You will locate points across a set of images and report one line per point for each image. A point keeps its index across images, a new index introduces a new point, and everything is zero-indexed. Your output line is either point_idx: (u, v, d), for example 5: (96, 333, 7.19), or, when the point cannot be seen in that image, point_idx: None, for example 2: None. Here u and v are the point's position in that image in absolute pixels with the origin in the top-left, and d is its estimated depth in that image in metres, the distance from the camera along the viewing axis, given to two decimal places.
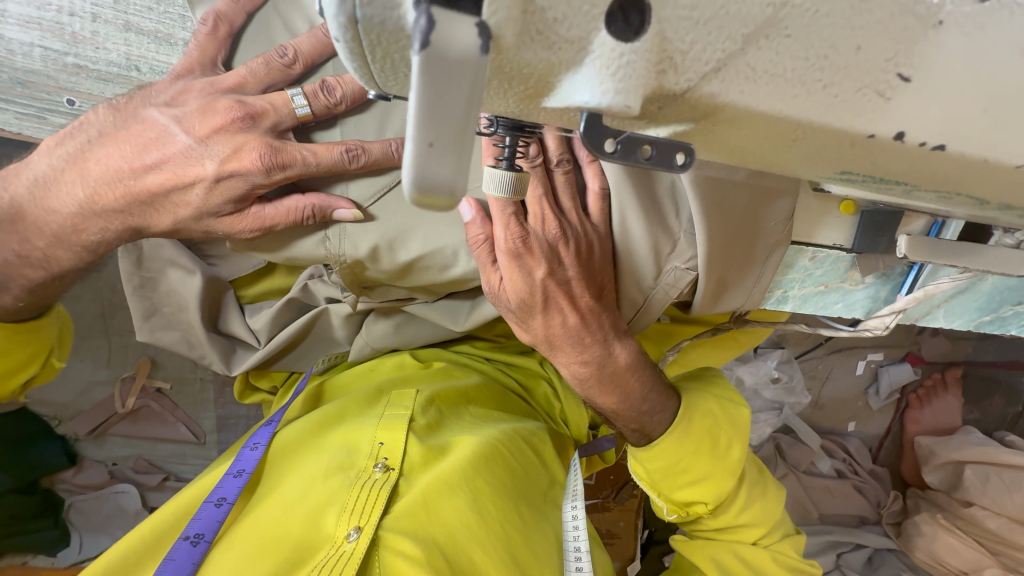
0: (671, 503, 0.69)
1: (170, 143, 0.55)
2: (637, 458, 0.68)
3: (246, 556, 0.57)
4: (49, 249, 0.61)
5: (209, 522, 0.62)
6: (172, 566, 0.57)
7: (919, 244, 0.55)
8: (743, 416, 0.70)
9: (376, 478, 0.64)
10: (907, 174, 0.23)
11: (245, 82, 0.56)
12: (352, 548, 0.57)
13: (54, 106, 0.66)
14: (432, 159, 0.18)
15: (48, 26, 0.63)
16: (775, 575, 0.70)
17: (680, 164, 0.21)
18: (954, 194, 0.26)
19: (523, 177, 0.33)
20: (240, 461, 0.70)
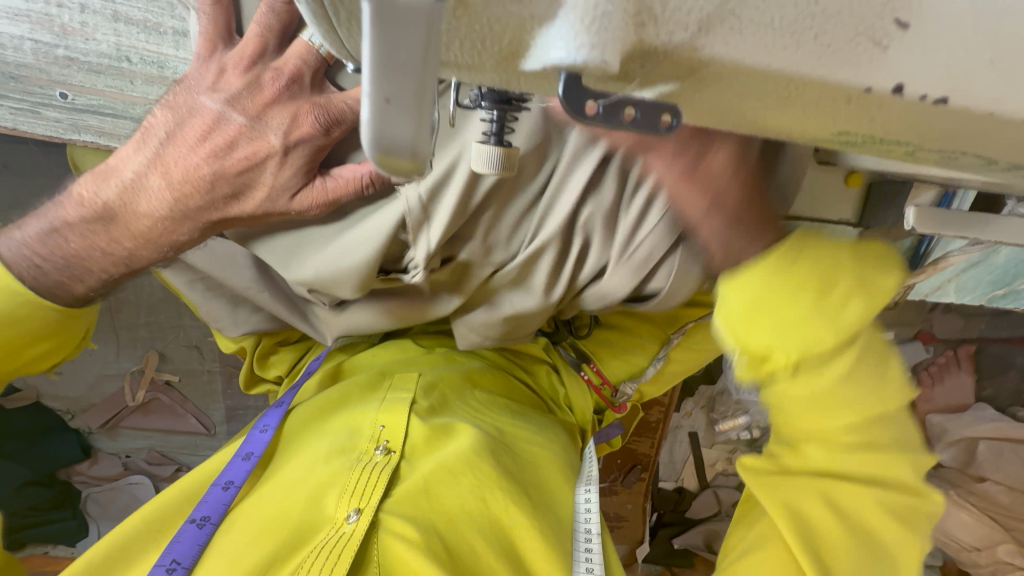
0: (753, 355, 0.43)
1: (239, 127, 0.54)
2: (718, 291, 0.44)
3: (248, 539, 0.58)
4: (134, 247, 0.58)
5: (215, 505, 0.62)
6: (178, 548, 0.58)
7: (926, 216, 0.53)
8: (889, 284, 0.44)
9: (377, 461, 0.65)
10: (909, 133, 0.22)
11: (263, 39, 0.53)
12: (351, 530, 0.57)
13: (47, 100, 0.66)
14: (390, 119, 0.19)
15: (37, 18, 0.62)
16: (871, 519, 0.54)
17: (666, 126, 0.20)
18: (959, 155, 0.24)
19: (512, 152, 0.32)
20: (248, 444, 0.71)
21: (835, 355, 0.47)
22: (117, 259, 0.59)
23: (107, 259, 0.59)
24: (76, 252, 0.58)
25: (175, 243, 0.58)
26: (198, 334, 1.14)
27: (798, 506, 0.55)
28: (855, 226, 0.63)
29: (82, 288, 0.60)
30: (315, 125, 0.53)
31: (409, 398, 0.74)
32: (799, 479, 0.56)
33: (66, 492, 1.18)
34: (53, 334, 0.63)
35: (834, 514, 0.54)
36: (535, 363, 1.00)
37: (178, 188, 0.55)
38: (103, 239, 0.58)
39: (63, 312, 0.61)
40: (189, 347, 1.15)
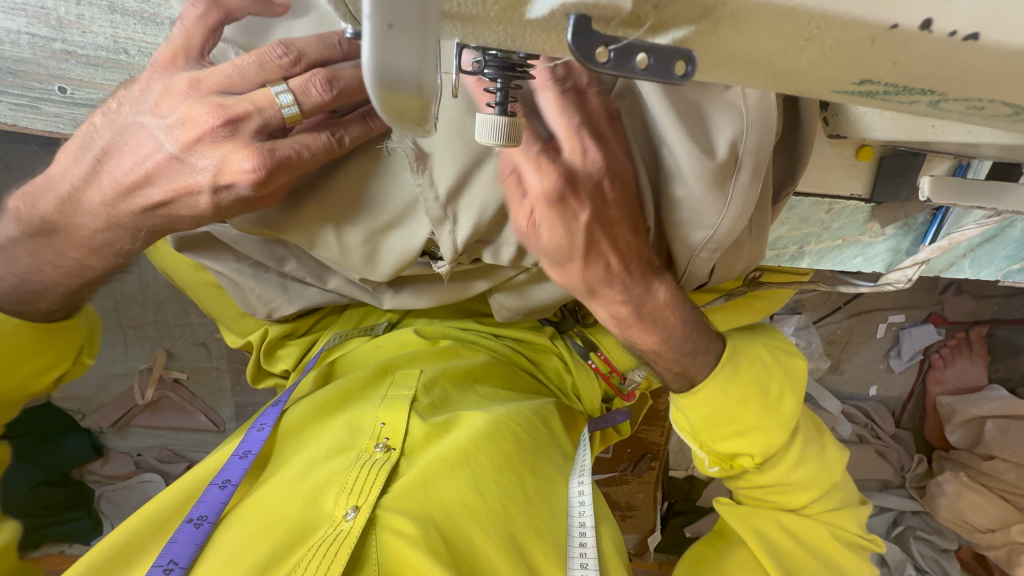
0: (713, 455, 0.67)
1: (169, 158, 0.49)
2: (680, 408, 0.66)
3: (246, 537, 0.58)
4: (83, 258, 0.57)
5: (213, 504, 0.62)
6: (174, 549, 0.57)
7: (943, 186, 0.52)
8: (796, 366, 0.67)
9: (376, 458, 0.65)
10: (934, 79, 0.21)
11: (232, 79, 0.47)
12: (349, 528, 0.57)
13: (46, 95, 0.66)
14: (392, 45, 0.19)
15: (34, 12, 0.62)
16: (822, 545, 0.66)
17: (681, 74, 0.19)
18: (986, 104, 0.23)
19: (516, 122, 0.31)
20: (246, 442, 0.71)
21: (790, 446, 0.66)
22: (71, 270, 0.58)
23: (64, 270, 0.58)
24: (31, 266, 0.58)
25: (128, 245, 0.57)
26: (205, 332, 1.14)
27: (763, 531, 0.67)
28: (867, 200, 0.62)
29: (45, 302, 0.60)
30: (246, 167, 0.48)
31: (410, 395, 0.74)
32: (760, 509, 0.69)
33: (79, 490, 1.19)
34: (32, 354, 0.62)
35: (792, 539, 0.66)
36: (542, 353, 1.00)
37: (117, 195, 0.52)
38: (56, 249, 0.57)
39: (35, 329, 0.60)
40: (196, 345, 1.15)
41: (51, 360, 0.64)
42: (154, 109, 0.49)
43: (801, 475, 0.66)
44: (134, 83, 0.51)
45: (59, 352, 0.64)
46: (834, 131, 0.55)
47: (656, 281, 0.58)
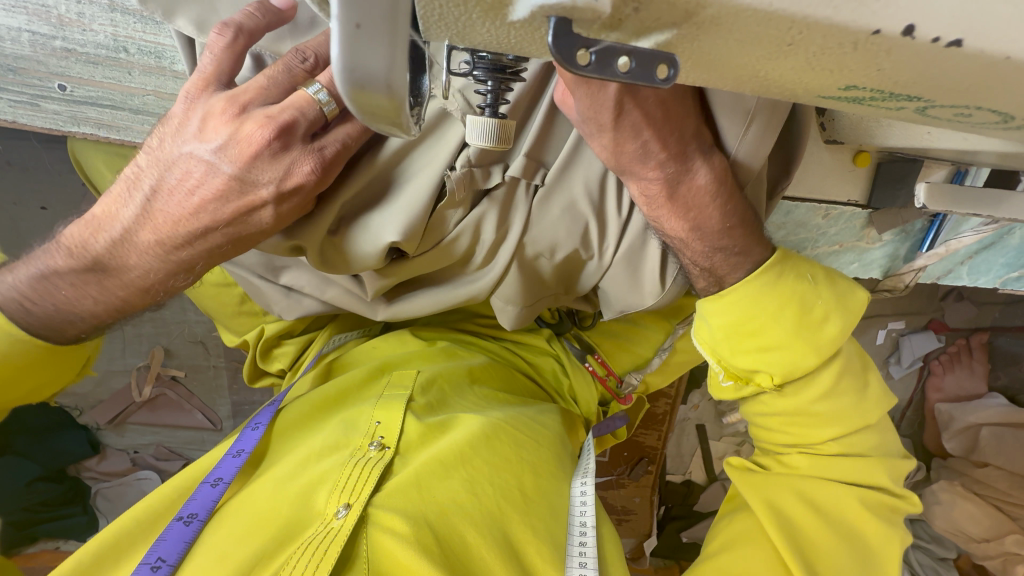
0: (731, 370, 0.62)
1: (228, 181, 0.48)
2: (704, 315, 0.60)
3: (237, 533, 0.58)
4: (126, 296, 0.53)
5: (204, 502, 0.62)
6: (163, 546, 0.57)
7: (939, 193, 0.51)
8: (857, 299, 0.59)
9: (370, 457, 0.65)
10: (919, 86, 0.21)
11: (266, 90, 0.47)
12: (339, 525, 0.57)
13: (46, 92, 0.66)
14: (361, 48, 0.20)
15: (33, 9, 0.61)
16: (850, 516, 0.63)
17: (662, 78, 0.19)
18: (973, 111, 0.23)
19: (508, 124, 0.31)
20: (240, 441, 0.71)
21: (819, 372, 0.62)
22: (108, 303, 0.53)
23: (93, 305, 0.53)
24: (66, 301, 0.53)
25: (184, 275, 0.54)
26: (203, 329, 1.14)
27: (777, 504, 0.65)
28: (864, 207, 0.62)
29: (73, 330, 0.55)
30: (310, 173, 0.48)
31: (406, 395, 0.74)
32: (776, 476, 0.67)
33: (75, 486, 1.19)
34: (31, 374, 0.57)
35: (809, 512, 0.63)
36: (538, 356, 0.99)
37: (176, 229, 0.50)
38: (94, 279, 0.52)
39: (44, 347, 0.55)
40: (194, 343, 1.16)
41: (51, 375, 0.59)
42: (203, 136, 0.47)
43: (824, 408, 0.64)
44: (170, 117, 0.49)
45: (65, 369, 0.60)
46: (831, 135, 0.55)
47: (698, 161, 0.50)
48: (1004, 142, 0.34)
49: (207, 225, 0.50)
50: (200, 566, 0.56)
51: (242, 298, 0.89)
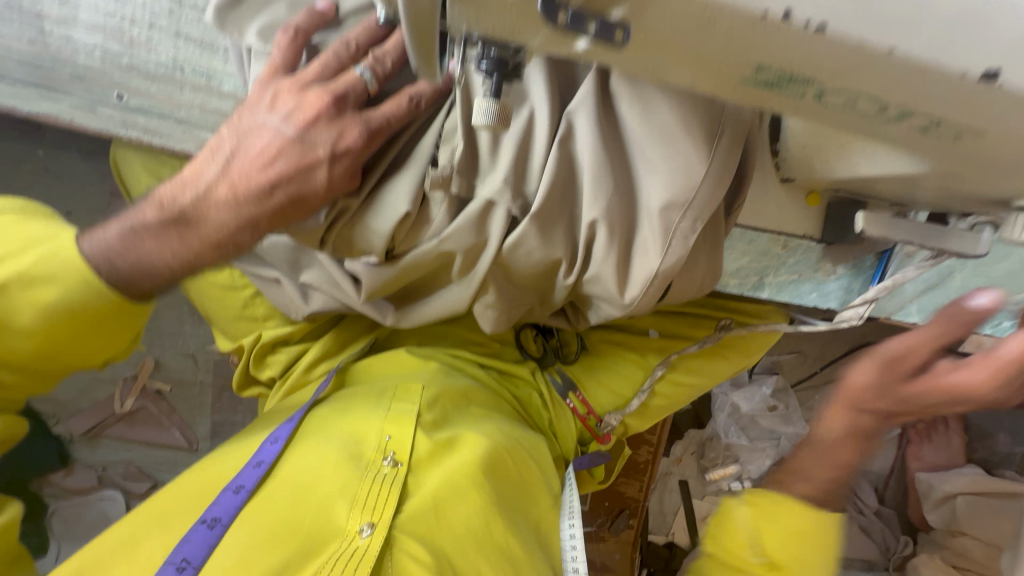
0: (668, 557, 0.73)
1: (295, 143, 0.56)
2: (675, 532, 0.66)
3: (256, 540, 0.61)
4: (193, 256, 0.59)
5: (227, 507, 0.64)
6: (188, 547, 0.59)
7: (875, 219, 0.58)
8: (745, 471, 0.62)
9: (385, 472, 0.70)
10: (808, 68, 0.29)
11: (321, 74, 0.56)
12: (365, 544, 0.63)
13: (104, 100, 0.75)
14: None
15: (111, 31, 0.73)
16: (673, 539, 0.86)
17: (620, 40, 0.28)
18: (857, 99, 0.31)
19: (507, 110, 0.39)
20: (260, 452, 0.72)
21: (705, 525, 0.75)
22: (181, 259, 0.58)
23: (162, 257, 0.58)
24: (139, 257, 0.58)
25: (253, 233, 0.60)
26: (197, 343, 1.17)
27: None
28: (819, 241, 0.70)
29: (142, 289, 0.60)
30: (359, 139, 0.55)
31: (415, 410, 0.79)
32: None
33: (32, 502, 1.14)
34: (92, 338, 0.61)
35: None
36: (522, 387, 1.03)
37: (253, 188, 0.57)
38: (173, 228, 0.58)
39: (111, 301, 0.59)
40: (185, 356, 1.18)
41: (110, 337, 0.62)
42: (276, 109, 0.56)
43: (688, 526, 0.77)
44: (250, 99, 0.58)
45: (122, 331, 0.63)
46: (784, 174, 0.64)
47: None
48: (915, 157, 0.43)
49: (275, 187, 0.57)
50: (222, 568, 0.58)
51: (246, 303, 0.94)
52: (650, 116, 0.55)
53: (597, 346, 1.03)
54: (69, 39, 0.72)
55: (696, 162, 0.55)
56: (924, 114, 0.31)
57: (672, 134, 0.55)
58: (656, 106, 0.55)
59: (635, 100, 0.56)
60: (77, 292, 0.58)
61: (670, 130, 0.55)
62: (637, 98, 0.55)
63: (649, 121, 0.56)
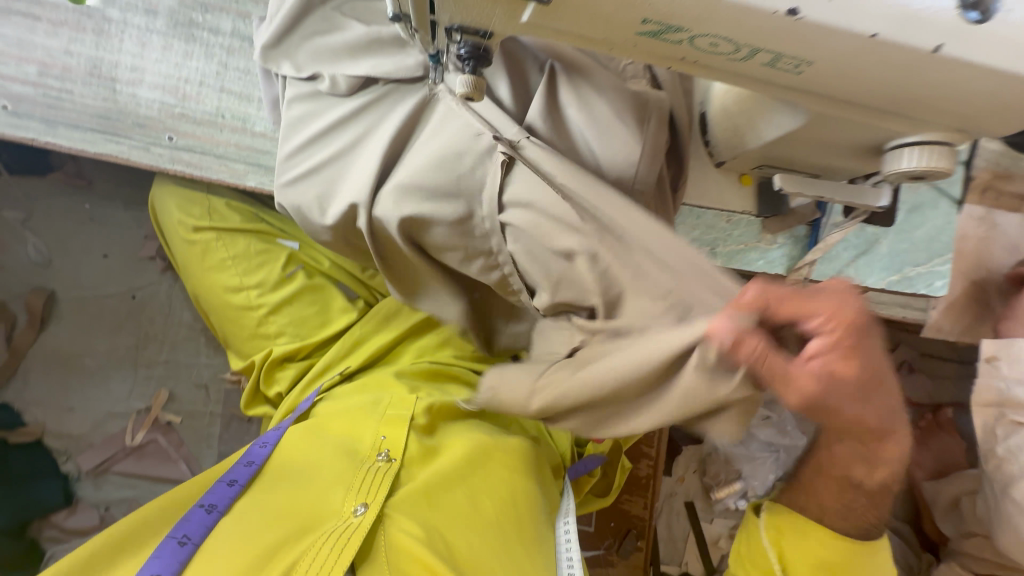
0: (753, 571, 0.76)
1: None
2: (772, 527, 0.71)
3: (264, 520, 0.70)
4: None
5: (223, 496, 0.72)
6: (188, 525, 0.68)
7: (789, 179, 0.72)
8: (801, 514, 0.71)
9: (378, 465, 0.79)
10: (677, 17, 0.43)
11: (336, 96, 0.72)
12: (358, 521, 0.72)
13: (157, 141, 0.91)
14: None
15: (169, 89, 0.90)
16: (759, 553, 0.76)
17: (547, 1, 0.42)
18: (718, 40, 0.45)
19: (480, 82, 0.53)
20: (249, 454, 0.81)
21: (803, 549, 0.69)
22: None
23: None
24: None
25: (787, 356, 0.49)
26: (209, 373, 1.24)
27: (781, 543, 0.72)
28: (757, 215, 0.83)
29: None
30: None
31: (409, 414, 0.88)
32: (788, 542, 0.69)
33: None
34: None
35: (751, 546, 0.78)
36: None
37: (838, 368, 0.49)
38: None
39: None
40: (198, 387, 1.23)
41: None
42: None
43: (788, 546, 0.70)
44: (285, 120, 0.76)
45: None
46: (716, 158, 0.78)
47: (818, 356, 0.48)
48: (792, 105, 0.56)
49: None
50: (227, 540, 0.67)
51: (258, 321, 1.02)
52: (592, 115, 0.70)
53: None
54: (134, 95, 0.90)
55: (637, 145, 0.68)
56: (766, 49, 0.45)
57: (611, 125, 0.69)
58: (595, 108, 0.70)
59: (578, 106, 0.71)
60: None
61: (610, 123, 0.69)
62: (581, 105, 0.71)
63: (592, 119, 0.70)
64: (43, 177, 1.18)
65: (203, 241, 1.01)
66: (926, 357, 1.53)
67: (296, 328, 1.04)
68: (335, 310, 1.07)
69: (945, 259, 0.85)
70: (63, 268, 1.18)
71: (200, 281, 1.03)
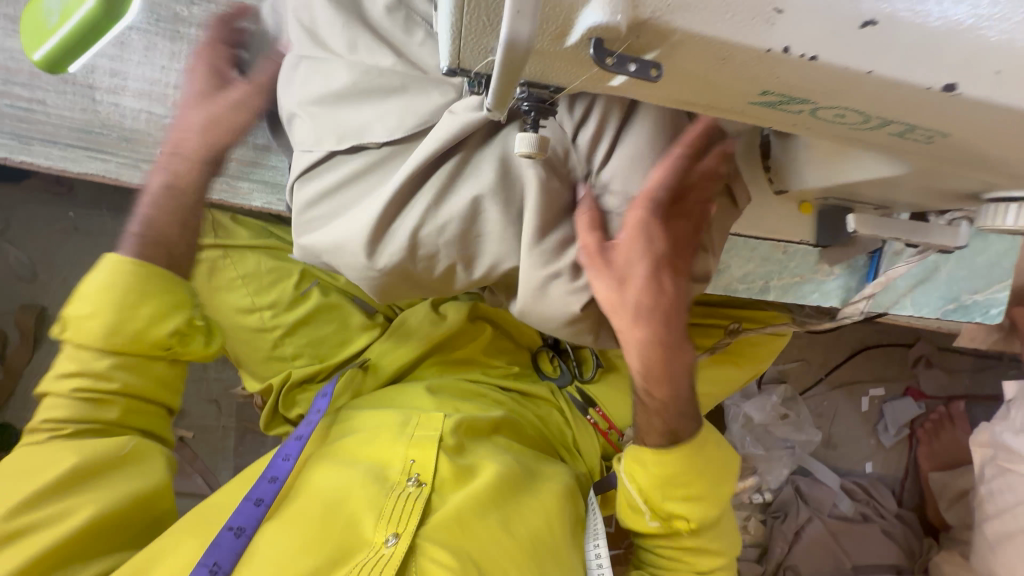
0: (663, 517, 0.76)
1: None
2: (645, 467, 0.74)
3: (289, 549, 0.60)
4: None
5: (251, 516, 0.63)
6: (217, 553, 0.59)
7: (864, 220, 0.65)
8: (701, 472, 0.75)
9: (409, 491, 0.68)
10: (805, 89, 0.35)
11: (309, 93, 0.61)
12: (390, 552, 0.62)
13: (148, 157, 0.80)
14: (516, 21, 0.30)
15: (156, 96, 0.80)
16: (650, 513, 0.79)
17: (654, 76, 0.33)
18: (845, 111, 0.38)
19: (544, 140, 0.45)
20: (272, 467, 0.70)
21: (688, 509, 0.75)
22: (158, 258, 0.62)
23: None
24: None
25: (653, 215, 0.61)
26: (219, 387, 1.19)
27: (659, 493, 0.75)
28: (815, 245, 0.77)
29: None
30: None
31: (438, 434, 0.75)
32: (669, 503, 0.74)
33: None
34: (703, 472, 0.74)
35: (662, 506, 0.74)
36: (543, 408, 1.04)
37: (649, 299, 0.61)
38: (715, 505, 0.76)
39: None
40: (209, 401, 1.19)
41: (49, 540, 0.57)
42: None
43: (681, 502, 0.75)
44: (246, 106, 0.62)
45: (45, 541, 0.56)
46: (778, 186, 0.69)
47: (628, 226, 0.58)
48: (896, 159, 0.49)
49: None
50: (257, 572, 0.58)
51: (274, 344, 0.95)
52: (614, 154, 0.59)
53: (612, 360, 1.06)
54: (117, 105, 0.79)
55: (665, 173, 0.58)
56: (898, 120, 0.38)
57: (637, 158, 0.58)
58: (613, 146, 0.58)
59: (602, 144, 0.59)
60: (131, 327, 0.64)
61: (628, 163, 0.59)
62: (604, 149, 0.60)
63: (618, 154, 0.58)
64: (18, 183, 1.08)
65: (209, 258, 0.92)
66: (944, 351, 1.52)
67: (314, 350, 0.98)
68: (355, 328, 1.01)
69: (1004, 285, 0.80)
70: (52, 282, 1.10)
71: (205, 302, 0.94)
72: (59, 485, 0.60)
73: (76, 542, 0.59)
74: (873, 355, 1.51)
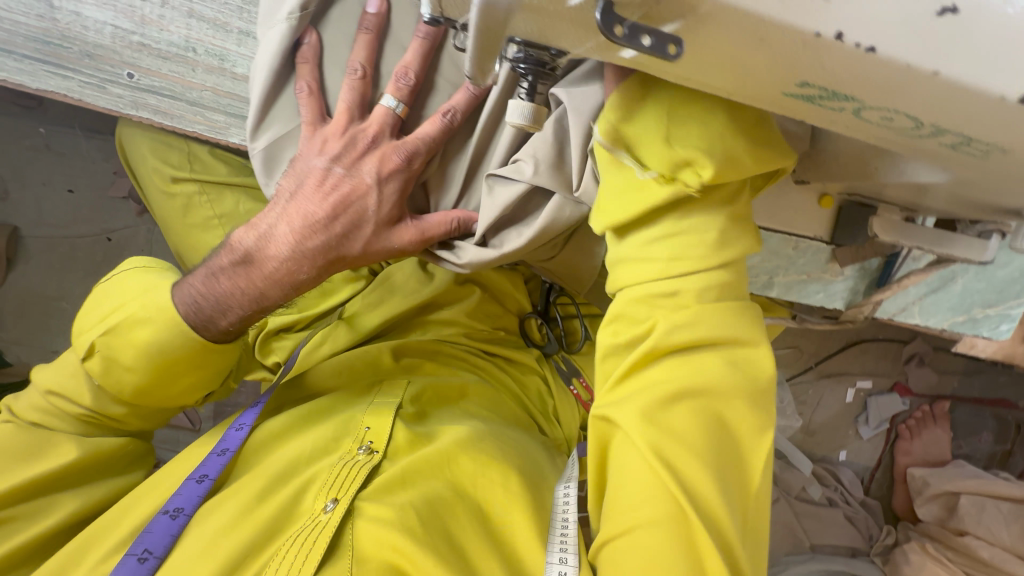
0: None
1: None
2: None
3: (223, 526, 0.60)
4: None
5: (190, 498, 0.63)
6: (150, 539, 0.59)
7: (886, 225, 0.59)
8: None
9: (358, 459, 0.67)
10: (854, 85, 0.29)
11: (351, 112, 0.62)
12: (326, 519, 0.60)
13: (115, 77, 0.73)
14: None
15: (122, 8, 0.71)
16: None
17: (672, 54, 0.28)
18: (894, 114, 0.32)
19: (541, 110, 0.39)
20: (225, 440, 0.71)
21: None
22: (252, 296, 0.64)
23: None
24: None
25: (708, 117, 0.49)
26: None
27: None
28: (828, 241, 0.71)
29: None
30: None
31: (397, 402, 0.77)
32: None
33: None
34: None
35: None
36: (524, 373, 1.02)
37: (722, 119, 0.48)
38: None
39: None
40: None
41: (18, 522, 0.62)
42: None
43: None
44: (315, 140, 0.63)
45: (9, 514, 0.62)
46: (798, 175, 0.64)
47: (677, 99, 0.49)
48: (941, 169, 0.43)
49: None
50: (188, 555, 0.58)
51: None
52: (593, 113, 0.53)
53: None
54: (79, 14, 0.71)
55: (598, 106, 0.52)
56: (956, 129, 0.32)
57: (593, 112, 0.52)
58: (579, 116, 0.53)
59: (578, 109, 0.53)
60: (166, 333, 0.63)
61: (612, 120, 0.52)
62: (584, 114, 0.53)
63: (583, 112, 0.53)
64: None
65: (185, 194, 0.86)
66: (938, 348, 1.49)
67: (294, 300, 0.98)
68: (338, 280, 1.01)
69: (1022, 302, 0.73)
70: (24, 202, 1.05)
71: (181, 241, 0.89)
72: (48, 479, 0.65)
73: (58, 534, 0.63)
74: (867, 349, 1.49)
